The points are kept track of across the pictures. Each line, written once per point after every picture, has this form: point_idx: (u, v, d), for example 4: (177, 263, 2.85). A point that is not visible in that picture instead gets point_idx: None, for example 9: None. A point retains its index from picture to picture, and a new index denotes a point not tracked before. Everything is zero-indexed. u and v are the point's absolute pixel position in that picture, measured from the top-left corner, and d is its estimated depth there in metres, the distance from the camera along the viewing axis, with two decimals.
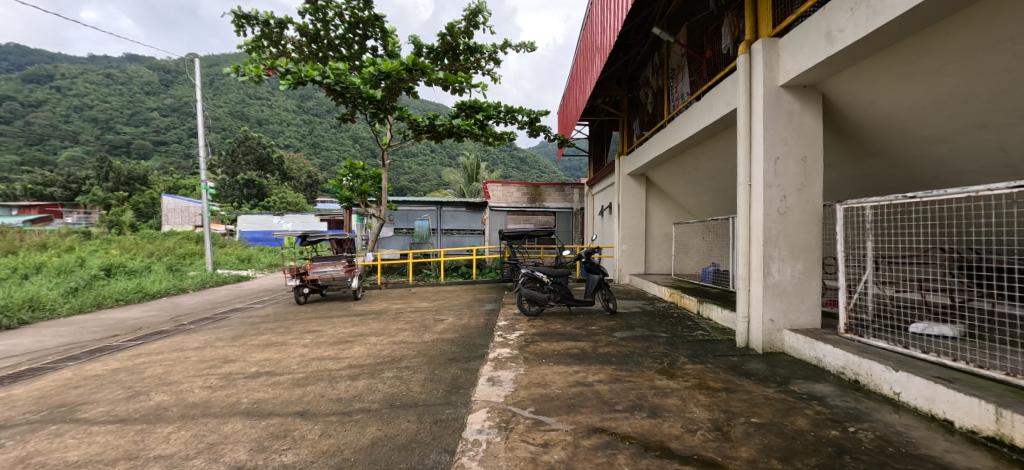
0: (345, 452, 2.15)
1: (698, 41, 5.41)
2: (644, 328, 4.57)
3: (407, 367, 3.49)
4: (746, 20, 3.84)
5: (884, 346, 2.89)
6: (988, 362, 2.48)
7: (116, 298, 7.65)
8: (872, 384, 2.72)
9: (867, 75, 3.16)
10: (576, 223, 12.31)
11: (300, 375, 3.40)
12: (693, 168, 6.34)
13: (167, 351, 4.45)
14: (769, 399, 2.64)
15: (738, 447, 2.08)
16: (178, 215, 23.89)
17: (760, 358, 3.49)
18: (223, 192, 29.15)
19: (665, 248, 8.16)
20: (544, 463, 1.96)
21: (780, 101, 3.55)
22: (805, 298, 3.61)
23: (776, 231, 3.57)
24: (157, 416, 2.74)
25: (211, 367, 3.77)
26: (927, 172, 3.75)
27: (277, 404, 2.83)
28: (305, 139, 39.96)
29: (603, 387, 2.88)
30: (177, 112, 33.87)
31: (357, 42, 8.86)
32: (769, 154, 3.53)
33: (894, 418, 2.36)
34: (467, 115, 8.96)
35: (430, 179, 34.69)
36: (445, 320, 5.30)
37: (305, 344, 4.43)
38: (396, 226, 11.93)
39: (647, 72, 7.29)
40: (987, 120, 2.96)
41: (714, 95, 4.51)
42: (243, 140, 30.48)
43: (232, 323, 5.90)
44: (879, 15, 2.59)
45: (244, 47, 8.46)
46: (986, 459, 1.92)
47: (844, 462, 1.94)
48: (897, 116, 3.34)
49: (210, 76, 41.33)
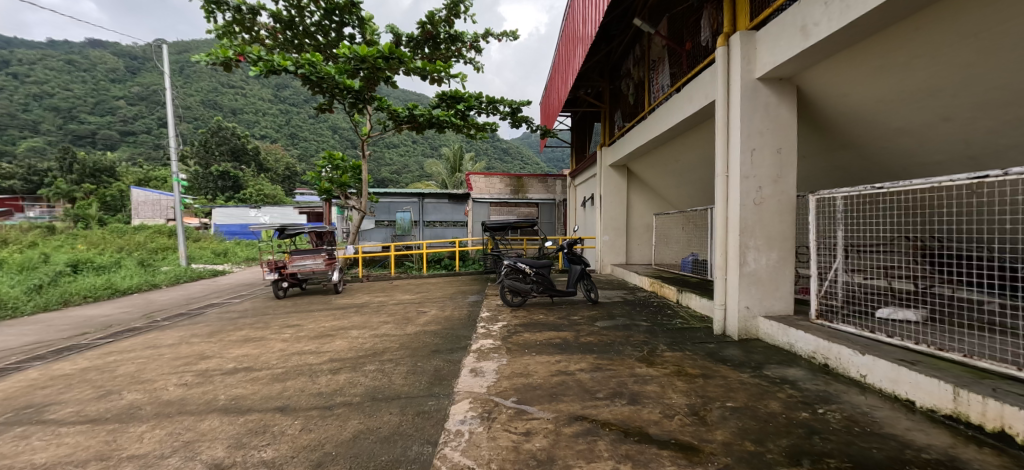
0: (327, 446, 2.13)
1: (678, 33, 5.43)
2: (625, 317, 4.64)
3: (389, 360, 3.46)
4: (725, 11, 3.89)
5: (853, 331, 3.01)
6: (947, 345, 2.61)
7: (84, 295, 7.37)
8: (840, 368, 2.83)
9: (839, 69, 3.24)
10: (559, 214, 12.38)
11: (280, 370, 3.34)
12: (672, 160, 6.44)
13: (140, 348, 4.32)
14: (745, 384, 2.73)
15: (714, 431, 2.15)
16: (147, 208, 23.25)
17: (736, 345, 3.59)
18: (198, 185, 28.11)
19: (645, 239, 8.28)
20: (527, 451, 1.99)
21: (757, 94, 3.61)
22: (779, 286, 3.72)
23: (752, 221, 3.65)
24: (129, 415, 2.66)
25: (187, 364, 3.68)
26: (896, 165, 3.88)
27: (257, 399, 2.79)
28: (282, 130, 38.93)
29: (585, 375, 2.93)
30: (145, 101, 32.41)
31: (334, 29, 8.60)
32: (746, 145, 3.60)
33: (861, 399, 2.48)
34: (448, 105, 8.83)
35: (412, 171, 34.41)
36: (428, 312, 5.28)
37: (285, 338, 4.34)
38: (377, 218, 11.75)
39: (629, 64, 7.26)
40: (950, 114, 3.08)
41: (694, 87, 4.55)
42: (217, 131, 29.57)
43: (209, 319, 5.74)
44: (851, 8, 2.65)
45: (215, 33, 8.13)
46: (944, 436, 2.04)
47: (814, 442, 2.03)
48: (866, 109, 3.45)
49: (181, 63, 39.69)
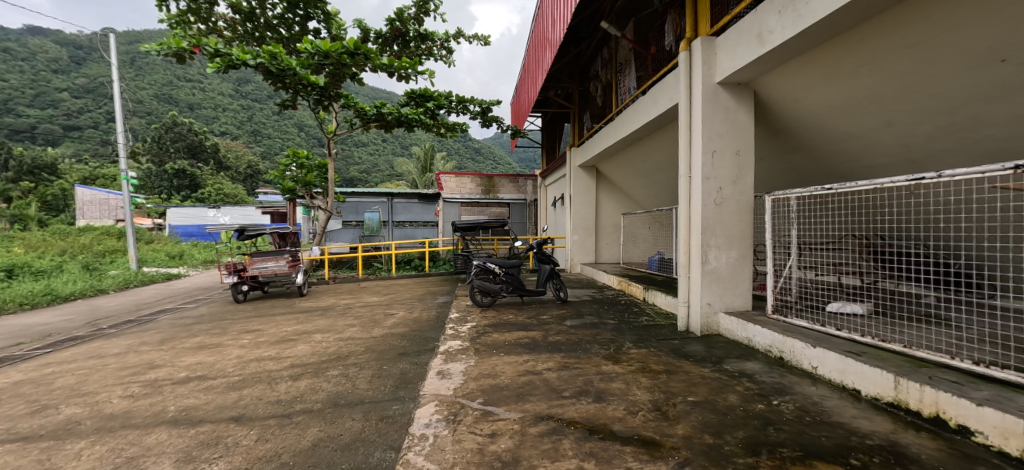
0: (284, 456, 2.05)
1: (644, 37, 5.55)
2: (593, 316, 4.70)
3: (354, 364, 3.36)
4: (688, 17, 4.00)
5: (805, 325, 3.17)
6: (890, 337, 2.77)
7: (19, 302, 6.81)
8: (794, 360, 2.97)
9: (793, 76, 3.40)
10: (530, 214, 12.43)
11: (236, 378, 3.19)
12: (640, 161, 6.58)
13: (81, 359, 4.02)
14: (706, 379, 2.81)
15: (676, 425, 2.20)
16: (94, 208, 21.80)
17: (699, 341, 3.71)
18: (151, 183, 26.53)
19: (614, 238, 8.43)
20: (491, 453, 1.97)
21: (717, 98, 3.73)
22: (738, 283, 3.86)
23: (712, 220, 3.77)
24: (67, 431, 2.47)
25: (134, 374, 3.45)
26: (844, 168, 4.11)
27: (210, 410, 2.65)
28: (244, 127, 37.31)
29: (552, 374, 2.95)
30: (92, 94, 30.34)
31: (298, 23, 8.31)
32: (707, 147, 3.71)
33: (812, 390, 2.60)
34: (416, 104, 8.69)
35: (382, 170, 33.72)
36: (396, 314, 5.18)
37: (243, 344, 4.15)
38: (344, 218, 11.43)
39: (598, 66, 7.35)
40: (893, 119, 3.29)
41: (659, 90, 4.66)
42: (172, 127, 27.98)
43: (160, 326, 5.42)
44: (803, 17, 2.78)
45: (168, 22, 7.69)
46: (886, 422, 2.18)
47: (768, 433, 2.11)
48: (818, 114, 3.63)
49: (132, 54, 37.41)
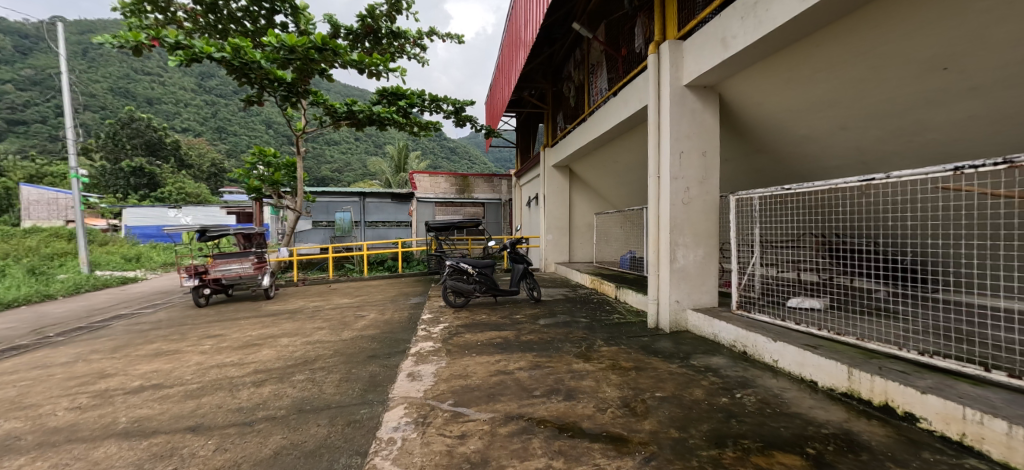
0: (243, 466, 1.97)
1: (615, 40, 5.63)
2: (565, 314, 4.74)
3: (321, 368, 3.27)
4: (656, 20, 4.08)
5: (767, 320, 3.29)
6: (845, 330, 2.91)
7: None
8: (756, 354, 3.08)
9: (755, 80, 3.52)
10: (505, 214, 12.44)
11: (195, 386, 3.05)
12: (612, 161, 6.68)
13: (23, 370, 3.75)
14: (673, 374, 2.88)
15: (644, 420, 2.25)
16: (41, 207, 20.41)
17: (668, 337, 3.79)
18: (105, 182, 25.06)
19: (587, 237, 8.54)
20: (460, 455, 1.96)
21: (684, 100, 3.83)
22: (704, 281, 3.97)
23: (680, 219, 3.87)
24: (3, 448, 2.29)
25: (82, 384, 3.24)
26: (804, 169, 4.29)
27: (165, 420, 2.52)
28: (208, 123, 35.78)
29: (524, 373, 2.95)
30: (38, 86, 28.44)
31: (263, 16, 8.03)
32: (675, 148, 3.80)
33: (773, 382, 2.70)
34: (388, 102, 8.58)
35: (354, 169, 33.03)
36: (367, 316, 5.07)
37: (203, 351, 3.97)
38: (314, 218, 11.12)
39: (570, 67, 7.42)
40: (846, 123, 3.47)
41: (629, 91, 4.73)
42: (128, 122, 26.53)
43: (113, 332, 5.12)
44: (763, 24, 2.88)
45: (121, 10, 7.27)
46: (839, 411, 2.29)
47: (731, 425, 2.18)
48: (778, 117, 3.78)
49: (83, 44, 35.22)
